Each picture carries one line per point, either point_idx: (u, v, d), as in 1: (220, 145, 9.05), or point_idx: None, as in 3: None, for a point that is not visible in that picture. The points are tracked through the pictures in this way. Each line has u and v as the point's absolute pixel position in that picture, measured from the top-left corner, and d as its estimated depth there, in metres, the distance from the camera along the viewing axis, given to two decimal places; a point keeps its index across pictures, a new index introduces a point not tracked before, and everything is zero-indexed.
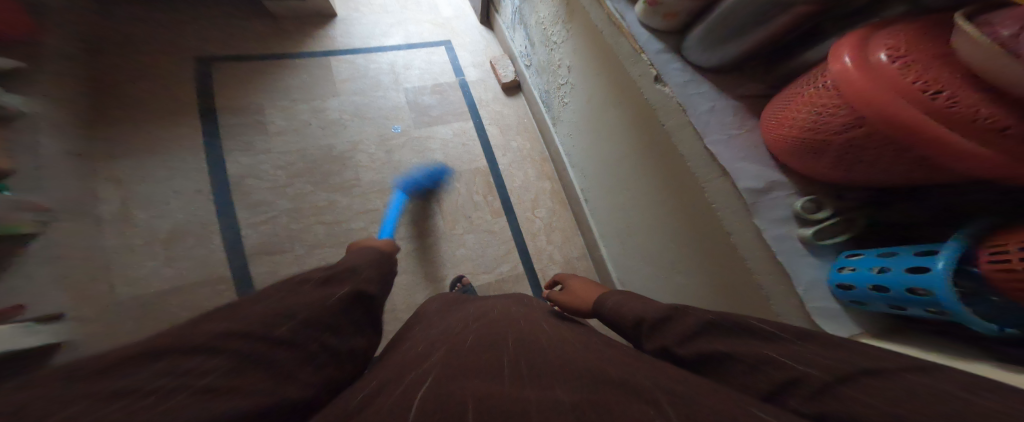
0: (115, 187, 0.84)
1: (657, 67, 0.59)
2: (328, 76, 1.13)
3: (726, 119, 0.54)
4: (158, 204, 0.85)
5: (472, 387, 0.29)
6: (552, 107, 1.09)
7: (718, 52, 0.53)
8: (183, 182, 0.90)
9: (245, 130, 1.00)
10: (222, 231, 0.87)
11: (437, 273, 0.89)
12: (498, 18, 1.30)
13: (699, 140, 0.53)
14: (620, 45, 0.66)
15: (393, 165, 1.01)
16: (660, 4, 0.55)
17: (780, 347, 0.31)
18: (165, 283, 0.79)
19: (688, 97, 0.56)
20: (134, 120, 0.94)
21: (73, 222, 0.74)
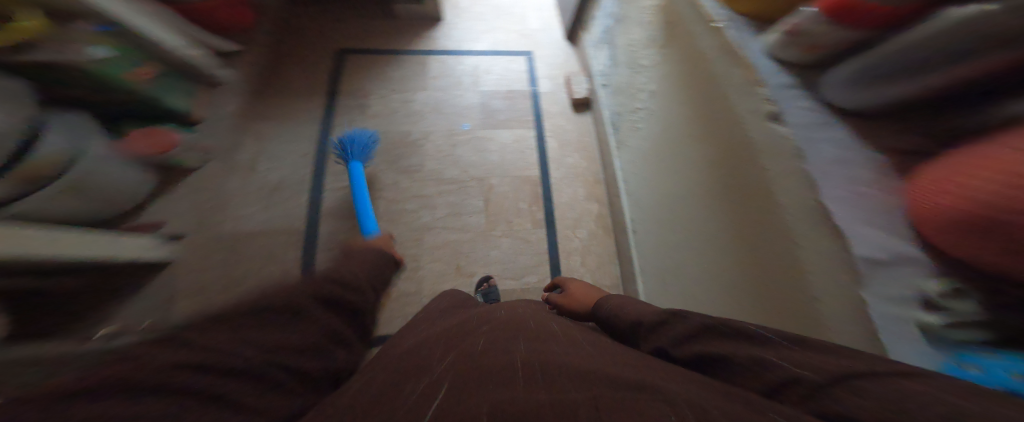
0: (256, 143, 1.14)
1: (775, 102, 0.48)
2: (423, 72, 1.29)
3: (857, 173, 0.37)
4: (276, 160, 1.11)
5: (492, 393, 0.31)
6: (620, 130, 1.04)
7: (873, 95, 0.37)
8: (300, 146, 1.15)
9: (351, 110, 1.21)
10: (309, 191, 1.08)
11: (465, 268, 0.94)
12: (585, 35, 1.30)
13: (812, 195, 0.41)
14: (730, 75, 0.57)
15: (453, 158, 1.10)
16: (802, 33, 0.44)
17: (775, 350, 0.32)
18: (255, 225, 1.00)
19: (811, 143, 0.43)
20: (285, 94, 1.25)
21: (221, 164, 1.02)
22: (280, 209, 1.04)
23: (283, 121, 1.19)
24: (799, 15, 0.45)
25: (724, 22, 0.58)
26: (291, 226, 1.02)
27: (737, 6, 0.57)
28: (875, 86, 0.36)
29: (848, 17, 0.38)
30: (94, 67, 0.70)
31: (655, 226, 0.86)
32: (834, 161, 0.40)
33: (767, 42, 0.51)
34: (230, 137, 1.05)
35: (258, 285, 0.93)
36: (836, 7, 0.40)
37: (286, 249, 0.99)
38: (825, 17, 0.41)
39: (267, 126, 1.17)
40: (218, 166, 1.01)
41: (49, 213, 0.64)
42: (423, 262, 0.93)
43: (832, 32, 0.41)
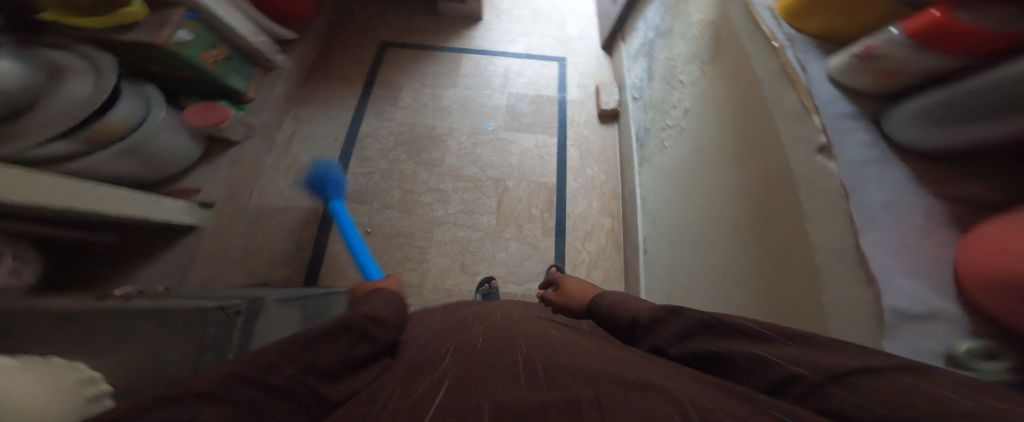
0: (294, 124, 1.22)
1: (829, 133, 0.43)
2: (456, 70, 1.32)
3: (907, 221, 0.34)
4: (310, 142, 1.19)
5: (491, 393, 0.28)
6: (646, 147, 1.00)
7: (958, 135, 0.32)
8: (330, 130, 1.21)
9: (384, 101, 1.27)
10: None
11: (470, 266, 0.95)
12: (622, 46, 1.27)
13: (851, 235, 0.37)
14: (781, 100, 0.52)
15: (473, 156, 1.11)
16: (875, 56, 0.38)
17: (773, 347, 0.29)
18: (280, 201, 1.08)
19: (860, 182, 0.39)
20: (327, 81, 1.33)
21: (259, 139, 1.07)
22: (306, 187, 1.11)
23: (322, 105, 1.27)
24: (877, 36, 0.39)
25: (784, 43, 0.53)
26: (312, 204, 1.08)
27: (802, 24, 0.52)
28: (955, 124, 0.32)
29: (943, 42, 0.32)
30: (183, 51, 0.80)
31: (669, 249, 0.82)
32: (884, 204, 0.36)
33: (831, 66, 0.45)
34: (274, 116, 1.14)
35: (276, 258, 1.00)
36: (922, 30, 0.34)
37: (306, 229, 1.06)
38: (908, 40, 0.35)
39: (307, 109, 1.26)
40: (258, 141, 1.07)
41: (110, 171, 0.72)
42: (430, 256, 0.96)
43: (916, 58, 0.35)
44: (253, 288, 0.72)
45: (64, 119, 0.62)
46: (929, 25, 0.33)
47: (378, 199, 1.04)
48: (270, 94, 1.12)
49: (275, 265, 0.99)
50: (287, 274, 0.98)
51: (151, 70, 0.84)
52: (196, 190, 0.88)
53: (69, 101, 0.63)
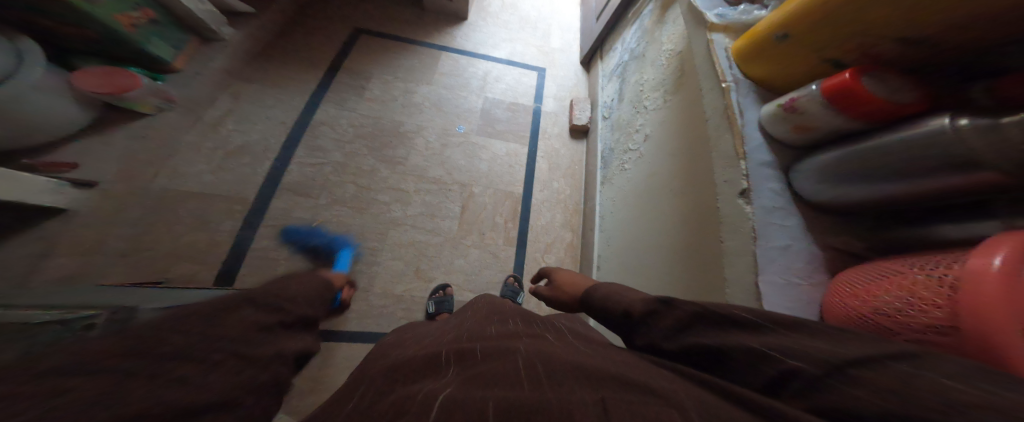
0: (231, 102, 1.09)
1: (750, 180, 0.52)
2: (433, 66, 1.28)
3: (795, 265, 0.48)
4: (250, 123, 1.06)
5: (496, 393, 0.28)
6: (609, 167, 1.03)
7: (840, 190, 0.45)
8: (278, 112, 1.11)
9: (348, 89, 1.19)
10: (273, 161, 1.01)
11: (424, 272, 0.89)
12: (599, 65, 1.32)
13: (753, 274, 0.48)
14: (720, 141, 0.59)
15: (440, 157, 1.07)
16: (796, 112, 0.49)
17: (766, 337, 0.30)
18: (200, 186, 0.93)
19: (765, 226, 0.50)
20: (288, 59, 1.23)
21: (179, 116, 0.96)
22: (233, 173, 0.97)
23: (277, 85, 1.16)
24: (801, 90, 0.48)
25: (731, 84, 0.60)
26: (239, 192, 0.95)
27: (749, 68, 0.59)
28: (841, 180, 0.44)
29: (843, 108, 0.43)
30: (94, 10, 0.73)
31: (619, 266, 0.86)
32: (781, 248, 0.49)
33: (762, 113, 0.55)
34: (205, 92, 1.03)
35: (175, 253, 0.83)
36: (833, 90, 0.43)
37: (225, 219, 0.90)
38: (824, 99, 0.45)
39: (251, 87, 1.13)
40: (178, 116, 0.96)
41: None
42: (381, 259, 0.89)
43: (827, 116, 0.46)
44: (148, 292, 0.60)
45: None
46: (841, 87, 0.42)
47: (327, 194, 0.97)
48: (207, 66, 1.03)
49: (172, 262, 0.82)
50: (188, 271, 0.82)
51: (42, 25, 0.73)
52: (76, 165, 0.76)
53: None
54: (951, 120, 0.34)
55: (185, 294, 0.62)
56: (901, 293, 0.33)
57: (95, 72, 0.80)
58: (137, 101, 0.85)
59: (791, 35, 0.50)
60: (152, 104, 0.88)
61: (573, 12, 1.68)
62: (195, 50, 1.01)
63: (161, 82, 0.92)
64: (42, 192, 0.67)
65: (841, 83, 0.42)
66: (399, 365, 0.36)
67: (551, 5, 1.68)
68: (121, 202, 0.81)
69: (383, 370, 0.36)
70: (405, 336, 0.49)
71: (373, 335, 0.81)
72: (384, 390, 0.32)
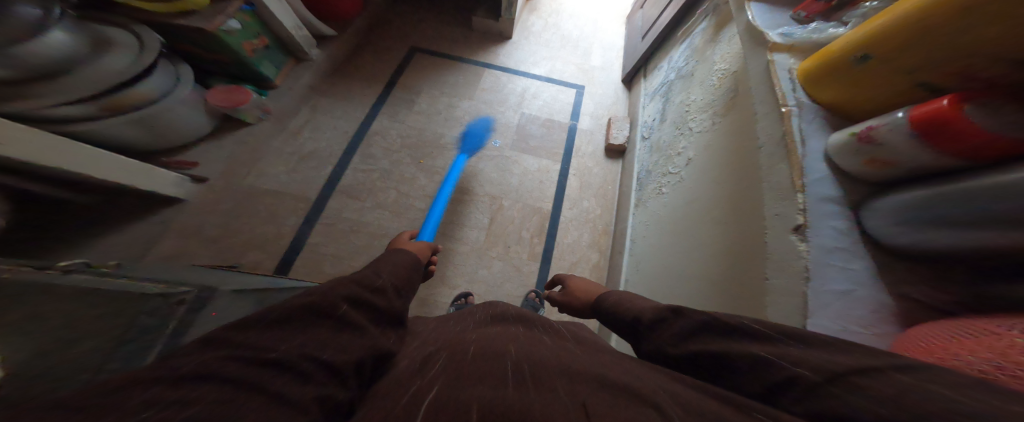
0: (310, 112, 1.26)
1: (808, 216, 0.45)
2: (475, 83, 1.35)
3: (856, 313, 0.40)
4: (318, 131, 1.23)
5: (475, 391, 0.29)
6: (645, 188, 0.98)
7: (925, 237, 0.37)
8: (341, 122, 1.26)
9: (400, 102, 1.31)
10: (333, 165, 1.15)
11: (450, 279, 0.93)
12: (641, 83, 1.27)
13: (799, 316, 0.42)
14: (774, 171, 0.52)
15: (475, 169, 1.12)
16: (876, 144, 0.41)
17: (773, 346, 0.28)
18: (274, 184, 1.09)
19: (822, 266, 0.42)
20: (353, 76, 1.39)
21: (271, 124, 1.14)
22: (302, 174, 1.12)
23: (341, 98, 1.32)
24: (882, 118, 0.42)
25: (794, 108, 0.52)
26: (303, 191, 1.09)
27: (818, 91, 0.51)
28: (925, 225, 0.36)
29: (945, 142, 0.35)
30: (229, 39, 0.91)
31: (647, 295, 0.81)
32: (839, 294, 0.41)
33: (830, 144, 0.47)
34: (292, 104, 1.21)
35: (250, 241, 0.98)
36: (925, 119, 0.36)
37: (291, 214, 1.05)
38: (912, 129, 0.38)
39: (325, 101, 1.30)
40: (270, 125, 1.14)
41: (118, 134, 0.81)
42: None
43: (916, 149, 0.38)
44: (225, 275, 0.72)
45: (92, 83, 0.74)
46: (938, 116, 0.35)
47: (372, 198, 1.08)
48: (295, 82, 1.21)
49: (248, 248, 0.97)
50: (257, 258, 0.96)
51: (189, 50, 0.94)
52: (195, 164, 0.97)
53: (100, 72, 0.75)
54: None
55: (252, 279, 0.74)
56: (987, 352, 0.26)
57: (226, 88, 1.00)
58: (245, 112, 1.05)
59: (874, 56, 0.44)
60: (254, 115, 1.07)
61: (618, 29, 1.66)
62: (289, 70, 1.20)
63: (264, 95, 1.12)
64: (169, 183, 0.87)
65: (934, 114, 0.36)
66: (398, 368, 0.36)
67: (595, 22, 1.67)
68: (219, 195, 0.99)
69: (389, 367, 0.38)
70: None
71: None
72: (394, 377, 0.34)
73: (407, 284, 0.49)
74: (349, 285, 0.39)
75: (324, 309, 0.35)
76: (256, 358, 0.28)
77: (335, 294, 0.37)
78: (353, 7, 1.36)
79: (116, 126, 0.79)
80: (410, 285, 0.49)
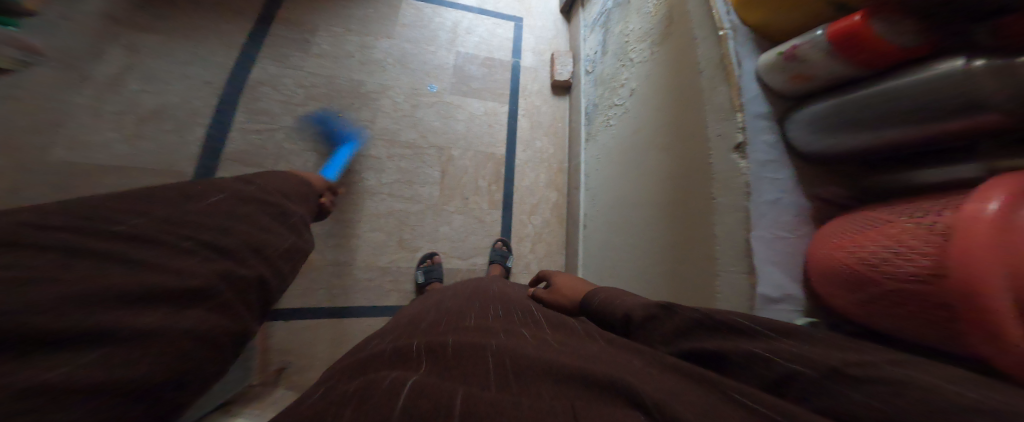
0: (126, 55, 0.93)
1: (747, 133, 0.55)
2: (391, 16, 1.15)
3: (782, 218, 0.51)
4: (162, 84, 0.92)
5: (461, 389, 0.27)
6: (593, 123, 1.02)
7: (836, 140, 0.46)
8: (197, 70, 0.96)
9: (290, 43, 1.05)
10: (207, 126, 0.91)
11: (411, 241, 0.87)
12: (579, 15, 1.25)
13: (744, 231, 0.53)
14: (713, 93, 0.61)
15: (412, 120, 1.00)
16: (799, 60, 0.48)
17: (765, 342, 0.30)
18: (116, 159, 0.82)
19: (758, 180, 0.53)
20: (199, 5, 1.04)
21: (60, 72, 0.82)
22: (162, 144, 0.86)
23: (195, 40, 0.99)
24: (802, 37, 0.48)
25: (728, 32, 0.58)
26: (176, 167, 0.86)
27: (747, 14, 0.54)
28: (833, 131, 0.46)
29: (848, 54, 0.42)
30: None
31: (605, 223, 0.90)
32: (770, 203, 0.53)
33: (760, 62, 0.54)
34: (85, 43, 0.89)
35: None
36: (842, 34, 0.42)
37: None
38: (828, 44, 0.44)
39: (160, 40, 0.97)
40: (53, 73, 0.80)
41: None
42: (360, 231, 0.85)
43: (829, 63, 0.45)
44: None
45: None
46: (848, 30, 0.41)
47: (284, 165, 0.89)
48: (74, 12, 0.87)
49: None
50: None
51: None
52: None
53: None
54: (964, 61, 0.34)
55: None
56: (891, 242, 0.33)
57: None
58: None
59: None
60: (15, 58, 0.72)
61: None
62: None
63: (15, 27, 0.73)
64: None
65: (843, 28, 0.42)
66: (370, 357, 0.36)
67: None
68: None
69: (360, 361, 0.36)
70: (399, 319, 0.51)
71: (362, 308, 0.81)
72: (354, 376, 0.33)
73: (270, 193, 0.56)
74: (222, 217, 0.45)
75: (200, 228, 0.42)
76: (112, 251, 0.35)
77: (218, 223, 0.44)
78: None
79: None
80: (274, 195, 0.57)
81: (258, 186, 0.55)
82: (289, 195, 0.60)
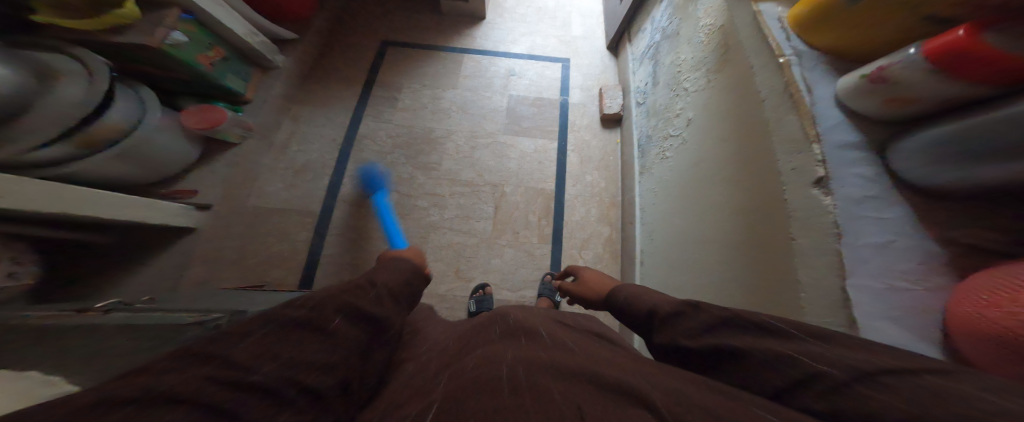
0: (291, 123, 1.26)
1: (829, 167, 0.44)
2: (456, 70, 1.33)
3: (899, 266, 0.38)
4: (307, 143, 1.23)
5: (474, 403, 0.30)
6: (648, 155, 0.99)
7: (964, 172, 0.34)
8: (328, 131, 1.26)
9: (383, 101, 1.29)
10: (330, 175, 1.17)
11: (467, 272, 0.96)
12: (628, 48, 1.26)
13: (838, 278, 0.40)
14: (781, 123, 0.51)
15: (471, 160, 1.13)
16: (891, 83, 0.38)
17: (794, 344, 0.30)
18: (276, 202, 1.13)
19: (852, 220, 0.41)
20: (326, 80, 1.37)
21: (256, 142, 1.14)
22: (300, 188, 1.15)
23: (324, 107, 1.31)
24: (894, 57, 0.39)
25: (791, 58, 0.51)
26: (308, 206, 1.13)
27: (813, 37, 0.50)
28: (955, 163, 0.34)
29: (958, 71, 0.33)
30: (179, 54, 0.84)
31: (664, 262, 0.84)
32: (876, 247, 0.39)
33: (839, 86, 0.46)
34: (272, 118, 1.20)
35: (269, 259, 1.05)
36: (943, 51, 0.34)
37: (299, 229, 1.09)
38: (928, 64, 0.35)
39: (301, 110, 1.30)
40: (255, 142, 1.13)
41: (103, 172, 0.78)
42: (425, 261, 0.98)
43: (934, 85, 0.35)
44: (232, 294, 0.79)
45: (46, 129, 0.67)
46: (955, 46, 0.33)
47: (375, 203, 1.10)
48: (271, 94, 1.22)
49: (267, 268, 1.04)
50: (281, 274, 1.03)
51: (148, 72, 0.90)
52: (195, 192, 0.97)
53: (55, 106, 0.67)
54: None
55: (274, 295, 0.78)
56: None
57: (195, 108, 0.96)
58: (226, 132, 1.02)
59: None
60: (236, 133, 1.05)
61: None
62: (259, 80, 1.16)
63: (241, 113, 1.08)
64: (176, 214, 0.89)
65: (950, 44, 0.33)
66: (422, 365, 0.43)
67: None
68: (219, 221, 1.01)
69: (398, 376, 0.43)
70: (411, 334, 0.57)
71: None
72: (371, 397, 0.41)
73: (398, 293, 0.51)
74: (335, 349, 0.37)
75: (303, 362, 0.34)
76: (215, 385, 0.29)
77: (320, 357, 0.35)
78: (313, 8, 1.31)
79: (101, 163, 0.77)
80: (403, 292, 0.52)
81: (382, 285, 0.49)
82: (395, 295, 0.50)
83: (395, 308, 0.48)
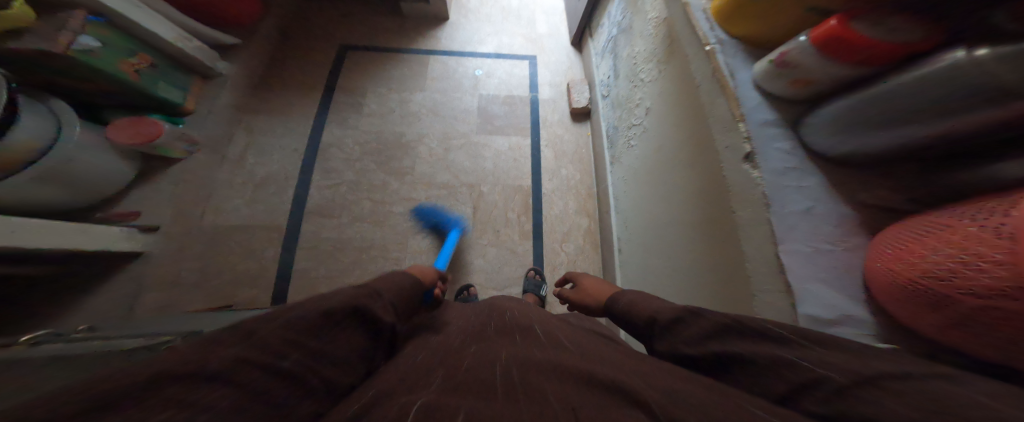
0: (246, 135, 1.18)
1: (754, 143, 0.48)
2: (423, 73, 1.31)
3: (822, 228, 0.43)
4: (266, 154, 1.15)
5: (467, 402, 0.29)
6: (616, 145, 1.03)
7: (859, 141, 0.40)
8: (288, 141, 1.18)
9: (347, 107, 1.24)
10: (295, 186, 1.10)
11: (452, 276, 0.95)
12: (590, 44, 1.30)
13: (772, 245, 0.44)
14: (714, 106, 0.55)
15: (446, 161, 1.12)
16: (793, 67, 0.44)
17: (790, 346, 0.31)
18: (235, 220, 1.04)
19: (778, 190, 0.45)
20: (281, 87, 1.29)
21: (206, 156, 1.06)
22: (262, 203, 1.07)
23: (282, 115, 1.23)
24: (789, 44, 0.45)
25: (716, 46, 0.56)
26: (273, 221, 1.05)
27: (731, 28, 0.55)
28: (850, 133, 0.40)
29: (843, 54, 0.39)
30: (95, 61, 0.76)
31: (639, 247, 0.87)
32: (801, 213, 0.44)
33: (755, 72, 0.51)
34: (221, 128, 1.11)
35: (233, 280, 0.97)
36: (826, 36, 0.40)
37: (265, 246, 1.02)
38: (816, 49, 0.41)
39: (258, 119, 1.22)
40: (205, 156, 1.06)
41: (33, 194, 0.70)
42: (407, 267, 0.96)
43: (826, 66, 0.41)
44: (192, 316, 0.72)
45: None
46: (833, 33, 0.39)
47: (347, 213, 1.04)
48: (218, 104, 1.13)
49: (233, 290, 0.96)
50: (250, 294, 0.95)
51: (63, 84, 0.80)
52: (139, 212, 0.89)
53: None
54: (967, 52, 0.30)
55: (236, 314, 0.72)
56: (957, 247, 0.28)
57: (126, 122, 0.86)
58: (167, 147, 0.93)
59: None
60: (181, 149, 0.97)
61: None
62: (202, 90, 1.08)
63: (181, 124, 1.00)
64: (116, 238, 0.80)
65: (830, 31, 0.39)
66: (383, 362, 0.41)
67: None
68: (173, 242, 0.94)
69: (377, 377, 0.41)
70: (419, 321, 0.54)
71: None
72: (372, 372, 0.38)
73: (405, 303, 0.47)
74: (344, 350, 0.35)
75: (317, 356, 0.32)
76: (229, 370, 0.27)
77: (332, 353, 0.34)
78: (258, 11, 1.23)
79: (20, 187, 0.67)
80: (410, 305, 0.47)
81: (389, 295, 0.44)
82: (401, 309, 0.46)
83: (401, 317, 0.45)
